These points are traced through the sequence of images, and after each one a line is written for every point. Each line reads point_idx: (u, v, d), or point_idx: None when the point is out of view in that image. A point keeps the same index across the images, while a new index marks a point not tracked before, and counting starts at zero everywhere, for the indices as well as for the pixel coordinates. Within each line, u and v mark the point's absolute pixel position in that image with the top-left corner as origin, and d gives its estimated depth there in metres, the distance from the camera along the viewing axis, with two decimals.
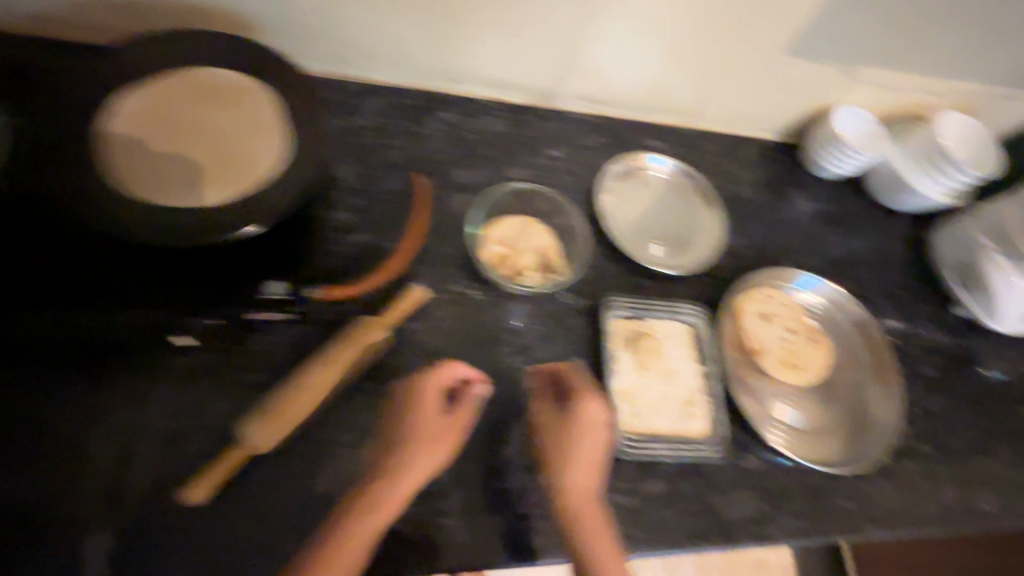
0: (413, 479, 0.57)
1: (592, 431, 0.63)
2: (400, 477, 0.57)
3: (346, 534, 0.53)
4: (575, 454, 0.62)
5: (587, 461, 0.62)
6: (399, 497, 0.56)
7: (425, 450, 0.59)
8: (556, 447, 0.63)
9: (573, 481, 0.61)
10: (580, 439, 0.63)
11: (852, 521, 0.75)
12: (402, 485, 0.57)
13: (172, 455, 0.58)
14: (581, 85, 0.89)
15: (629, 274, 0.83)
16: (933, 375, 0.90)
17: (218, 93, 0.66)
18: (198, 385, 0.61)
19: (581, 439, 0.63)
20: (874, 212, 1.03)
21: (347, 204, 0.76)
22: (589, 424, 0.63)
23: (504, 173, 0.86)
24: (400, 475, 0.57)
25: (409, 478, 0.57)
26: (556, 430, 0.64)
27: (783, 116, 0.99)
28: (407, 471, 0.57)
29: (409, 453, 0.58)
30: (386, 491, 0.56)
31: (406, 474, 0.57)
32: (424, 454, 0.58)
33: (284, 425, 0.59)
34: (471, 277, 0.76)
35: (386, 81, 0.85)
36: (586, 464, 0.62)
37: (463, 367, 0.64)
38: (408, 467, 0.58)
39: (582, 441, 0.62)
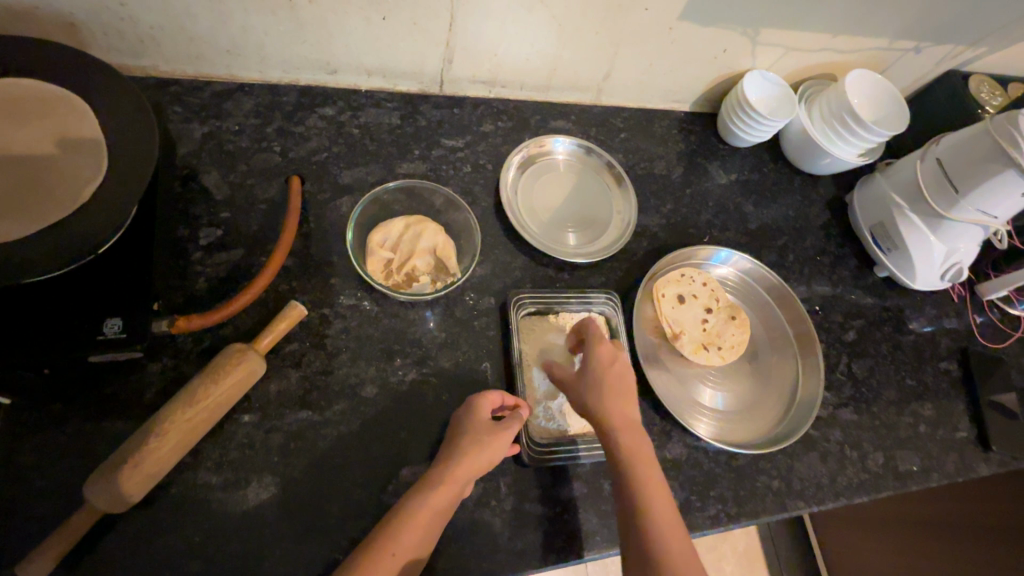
0: (473, 467, 0.58)
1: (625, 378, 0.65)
2: (464, 465, 0.58)
3: (410, 518, 0.53)
4: (629, 399, 0.64)
5: (628, 404, 0.64)
6: (463, 482, 0.58)
7: (489, 440, 0.59)
8: (608, 403, 0.63)
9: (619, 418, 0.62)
10: (623, 382, 0.65)
11: (780, 500, 0.74)
12: (468, 473, 0.58)
13: (13, 527, 0.51)
14: (473, 67, 0.82)
15: (539, 267, 0.79)
16: (856, 340, 0.89)
17: (20, 107, 0.52)
18: (43, 442, 0.55)
19: (621, 386, 0.64)
20: (792, 178, 1.01)
21: (215, 219, 0.69)
22: (624, 375, 0.65)
23: (395, 170, 0.79)
24: (475, 463, 0.58)
25: (475, 463, 0.58)
26: (597, 379, 0.64)
27: (693, 85, 0.95)
28: (473, 460, 0.58)
29: (477, 443, 0.59)
30: (447, 479, 0.57)
31: (479, 462, 0.58)
32: (493, 443, 0.60)
33: (143, 479, 0.51)
34: (361, 288, 0.70)
35: (254, 77, 0.77)
36: (632, 408, 0.64)
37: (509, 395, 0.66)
38: (482, 456, 0.59)
39: (621, 388, 0.64)
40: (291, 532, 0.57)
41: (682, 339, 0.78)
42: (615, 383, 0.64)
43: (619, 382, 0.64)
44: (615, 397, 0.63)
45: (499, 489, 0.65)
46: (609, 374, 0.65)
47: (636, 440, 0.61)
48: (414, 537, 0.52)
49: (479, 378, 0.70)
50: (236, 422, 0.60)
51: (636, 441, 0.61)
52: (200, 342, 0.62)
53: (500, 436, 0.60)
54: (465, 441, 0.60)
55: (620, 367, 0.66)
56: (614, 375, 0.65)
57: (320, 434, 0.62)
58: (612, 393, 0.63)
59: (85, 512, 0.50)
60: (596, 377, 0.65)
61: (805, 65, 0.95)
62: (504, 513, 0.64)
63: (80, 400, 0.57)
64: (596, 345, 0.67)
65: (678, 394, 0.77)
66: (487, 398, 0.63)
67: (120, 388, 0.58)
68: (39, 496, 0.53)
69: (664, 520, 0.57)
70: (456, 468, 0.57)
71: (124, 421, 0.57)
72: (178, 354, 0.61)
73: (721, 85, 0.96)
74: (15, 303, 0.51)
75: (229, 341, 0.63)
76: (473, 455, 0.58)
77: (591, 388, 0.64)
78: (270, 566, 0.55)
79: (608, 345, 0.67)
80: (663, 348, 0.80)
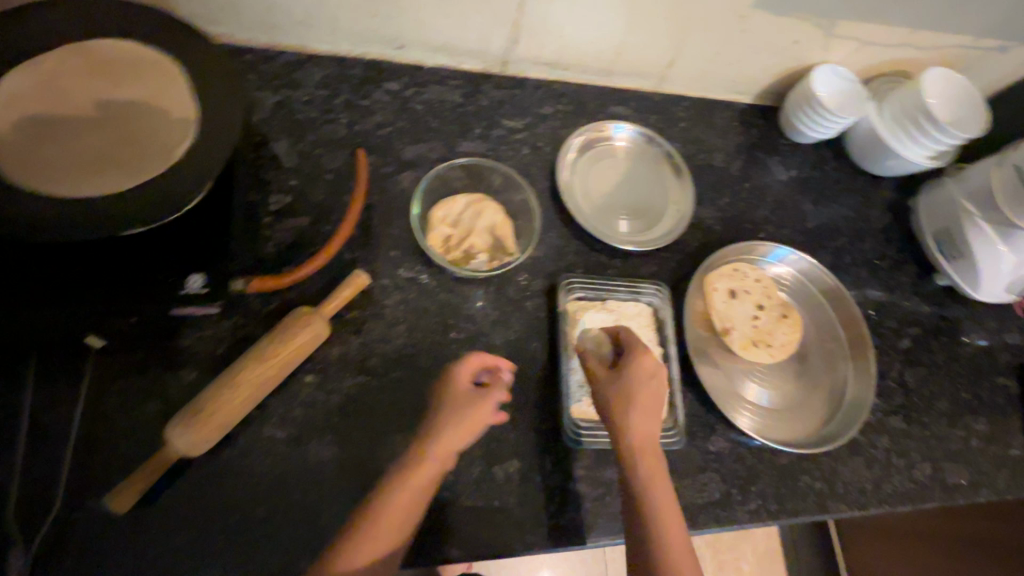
0: (455, 436, 0.56)
1: (656, 388, 0.62)
2: (447, 436, 0.56)
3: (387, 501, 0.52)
4: (650, 414, 0.61)
5: (650, 423, 0.60)
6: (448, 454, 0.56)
7: (466, 409, 0.57)
8: (630, 414, 0.60)
9: (636, 431, 0.59)
10: (651, 402, 0.61)
11: (821, 501, 0.73)
12: (452, 442, 0.56)
13: (101, 463, 0.55)
14: (538, 48, 0.82)
15: (592, 253, 0.79)
16: (910, 347, 0.87)
17: (114, 68, 0.55)
18: (126, 387, 0.58)
19: (649, 403, 0.61)
20: (855, 178, 0.98)
21: (285, 186, 0.71)
22: (653, 382, 0.62)
23: (456, 148, 0.80)
24: (456, 432, 0.56)
25: (461, 431, 0.57)
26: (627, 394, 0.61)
27: (759, 77, 0.92)
28: (455, 429, 0.56)
29: (456, 413, 0.57)
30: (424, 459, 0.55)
31: (460, 431, 0.57)
32: (472, 411, 0.58)
33: (214, 427, 0.55)
34: (419, 262, 0.72)
35: (324, 49, 0.78)
36: (653, 422, 0.60)
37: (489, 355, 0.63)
38: (459, 426, 0.57)
39: (650, 396, 0.61)
40: (349, 489, 0.60)
41: (731, 334, 0.77)
42: (643, 399, 0.61)
43: (648, 398, 0.61)
44: (638, 408, 0.60)
45: (546, 467, 0.66)
46: (639, 390, 0.61)
47: (648, 455, 0.59)
48: (388, 531, 0.51)
49: (529, 357, 0.71)
50: (299, 381, 0.63)
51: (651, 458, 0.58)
52: (267, 304, 0.65)
53: (479, 404, 0.58)
54: (447, 414, 0.57)
55: (651, 385, 0.62)
56: (646, 390, 0.61)
57: (377, 398, 0.64)
58: (638, 408, 0.60)
59: (162, 456, 0.53)
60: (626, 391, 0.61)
61: (879, 60, 0.91)
62: (550, 490, 0.65)
63: (159, 349, 0.60)
64: (638, 357, 0.63)
65: (723, 388, 0.77)
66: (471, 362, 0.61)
67: (195, 342, 0.61)
68: (121, 435, 0.57)
69: (668, 539, 0.54)
70: (438, 442, 0.55)
71: (197, 371, 0.60)
72: (247, 314, 0.64)
73: (788, 78, 0.93)
74: (107, 257, 0.54)
75: (295, 304, 0.65)
76: (455, 424, 0.57)
77: (618, 393, 0.61)
78: (326, 519, 0.58)
79: (650, 359, 0.63)
80: (711, 341, 0.79)
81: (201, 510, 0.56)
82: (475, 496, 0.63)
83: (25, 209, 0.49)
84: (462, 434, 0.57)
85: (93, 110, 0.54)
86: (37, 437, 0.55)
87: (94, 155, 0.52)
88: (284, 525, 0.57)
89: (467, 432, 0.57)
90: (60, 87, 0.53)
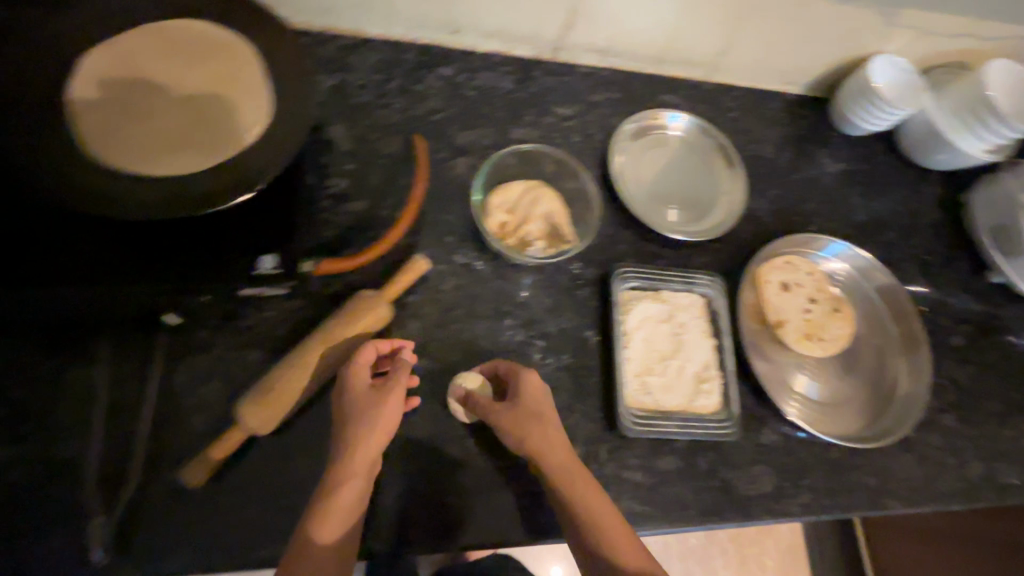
0: (374, 434, 0.54)
1: (545, 404, 0.61)
2: (366, 436, 0.53)
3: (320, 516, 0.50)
4: (553, 425, 0.59)
5: (561, 436, 0.59)
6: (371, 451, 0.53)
7: (375, 407, 0.54)
8: (542, 431, 0.58)
9: (552, 446, 0.57)
10: (551, 411, 0.61)
11: (873, 496, 0.73)
12: (371, 439, 0.53)
13: (175, 439, 0.56)
14: (592, 34, 0.81)
15: (644, 242, 0.78)
16: (962, 345, 0.86)
17: (190, 48, 0.56)
18: (196, 365, 0.59)
19: (551, 417, 0.60)
20: (906, 172, 0.96)
21: (342, 170, 0.71)
22: (547, 401, 0.61)
23: (508, 134, 0.79)
24: (370, 429, 0.53)
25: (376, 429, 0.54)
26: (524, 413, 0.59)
27: (812, 67, 0.90)
28: (368, 427, 0.54)
29: (360, 410, 0.54)
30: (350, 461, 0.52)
31: (376, 428, 0.54)
32: (380, 413, 0.54)
33: (284, 405, 0.56)
34: (474, 248, 0.72)
35: (378, 33, 0.78)
36: (559, 434, 0.59)
37: (382, 343, 0.60)
38: (366, 423, 0.54)
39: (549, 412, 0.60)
40: (410, 471, 0.61)
41: (785, 327, 0.77)
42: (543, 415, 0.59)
43: (545, 411, 0.60)
44: (542, 426, 0.58)
45: (600, 455, 0.66)
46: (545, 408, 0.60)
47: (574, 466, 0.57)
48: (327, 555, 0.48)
49: (583, 346, 0.71)
50: None
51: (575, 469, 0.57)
52: (329, 287, 0.65)
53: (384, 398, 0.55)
54: (352, 417, 0.54)
55: (543, 396, 0.61)
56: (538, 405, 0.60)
57: (435, 383, 0.65)
58: (547, 422, 0.59)
59: (236, 432, 0.55)
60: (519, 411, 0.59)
61: (938, 50, 0.89)
62: (605, 477, 0.66)
63: (225, 329, 0.61)
64: (526, 375, 0.62)
65: (776, 380, 0.76)
66: (362, 358, 0.57)
67: (259, 322, 0.62)
68: (192, 412, 0.58)
69: (613, 546, 0.53)
70: (359, 442, 0.53)
71: (262, 352, 0.61)
72: (309, 295, 0.64)
73: (842, 68, 0.91)
74: (182, 234, 0.54)
75: (355, 287, 0.66)
76: (364, 420, 0.54)
77: (524, 411, 0.59)
78: (389, 500, 0.59)
79: (532, 374, 0.62)
80: (763, 333, 0.78)
81: (270, 488, 0.57)
82: (532, 479, 0.63)
83: (111, 187, 0.50)
84: (374, 440, 0.54)
85: (170, 89, 0.54)
86: (112, 413, 0.56)
87: (173, 135, 0.53)
88: None
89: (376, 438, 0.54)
90: (138, 66, 0.54)
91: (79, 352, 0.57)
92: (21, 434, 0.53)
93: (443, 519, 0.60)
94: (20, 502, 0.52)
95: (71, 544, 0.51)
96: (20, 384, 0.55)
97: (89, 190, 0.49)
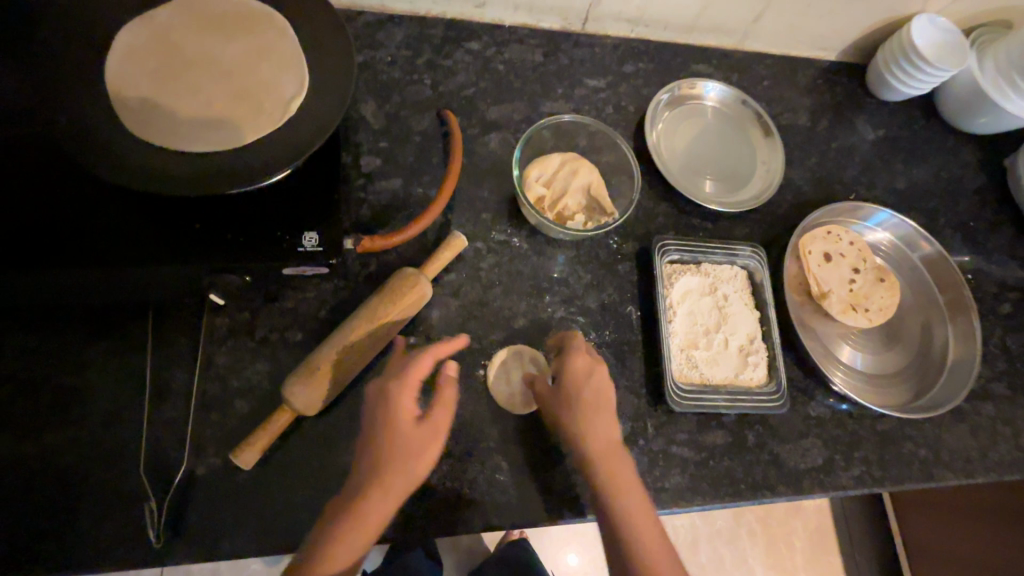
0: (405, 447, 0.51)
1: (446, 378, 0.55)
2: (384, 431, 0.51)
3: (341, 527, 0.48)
4: (451, 380, 0.55)
5: (610, 426, 0.57)
6: (415, 452, 0.51)
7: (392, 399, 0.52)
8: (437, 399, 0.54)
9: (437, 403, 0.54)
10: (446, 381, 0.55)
11: (924, 467, 0.71)
12: (397, 446, 0.50)
13: (223, 423, 0.56)
14: (623, 3, 0.78)
15: (682, 215, 0.76)
16: (1011, 313, 0.83)
17: (226, 25, 0.56)
18: (240, 346, 0.59)
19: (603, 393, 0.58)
20: (947, 137, 0.93)
21: (374, 148, 0.70)
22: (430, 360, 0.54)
23: (540, 108, 0.77)
24: (393, 451, 0.50)
25: (410, 434, 0.51)
26: (414, 379, 0.53)
27: (849, 32, 0.88)
28: (400, 447, 0.50)
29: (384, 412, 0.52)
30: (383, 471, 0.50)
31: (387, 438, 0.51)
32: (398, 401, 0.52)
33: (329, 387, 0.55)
34: (510, 225, 0.70)
35: (404, 9, 0.76)
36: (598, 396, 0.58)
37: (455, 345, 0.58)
38: (394, 426, 0.51)
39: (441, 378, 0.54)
40: (455, 452, 0.60)
41: (829, 298, 0.75)
42: (596, 391, 0.58)
43: (597, 387, 0.58)
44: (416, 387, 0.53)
45: (647, 430, 0.65)
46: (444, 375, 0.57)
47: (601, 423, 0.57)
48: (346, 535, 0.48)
49: (625, 321, 0.69)
50: (403, 343, 0.63)
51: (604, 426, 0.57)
52: (367, 267, 0.64)
53: (402, 398, 0.52)
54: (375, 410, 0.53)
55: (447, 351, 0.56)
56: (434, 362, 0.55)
57: (479, 361, 0.64)
58: (596, 398, 0.58)
59: (282, 414, 0.54)
60: (404, 381, 0.53)
61: (981, 9, 0.85)
62: (653, 453, 0.64)
63: (265, 310, 0.60)
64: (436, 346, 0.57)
65: (821, 352, 0.74)
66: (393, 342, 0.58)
67: (299, 303, 0.61)
68: (237, 395, 0.57)
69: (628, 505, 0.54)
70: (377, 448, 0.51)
71: (305, 332, 0.60)
72: (348, 276, 0.63)
73: (881, 31, 0.88)
74: (223, 212, 0.53)
75: (394, 265, 0.65)
76: (402, 424, 0.51)
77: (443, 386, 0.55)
78: (436, 478, 0.59)
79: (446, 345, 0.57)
80: (806, 306, 0.76)
81: (320, 468, 0.56)
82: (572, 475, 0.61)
83: (158, 167, 0.49)
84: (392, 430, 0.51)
85: (208, 65, 0.55)
86: (158, 397, 0.55)
87: (213, 111, 0.52)
88: None
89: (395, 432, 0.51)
90: (175, 41, 0.54)
91: (123, 337, 0.56)
92: (75, 421, 0.53)
93: (493, 499, 0.59)
94: (73, 487, 0.51)
95: (126, 527, 0.51)
96: (64, 371, 0.54)
97: (131, 168, 0.48)
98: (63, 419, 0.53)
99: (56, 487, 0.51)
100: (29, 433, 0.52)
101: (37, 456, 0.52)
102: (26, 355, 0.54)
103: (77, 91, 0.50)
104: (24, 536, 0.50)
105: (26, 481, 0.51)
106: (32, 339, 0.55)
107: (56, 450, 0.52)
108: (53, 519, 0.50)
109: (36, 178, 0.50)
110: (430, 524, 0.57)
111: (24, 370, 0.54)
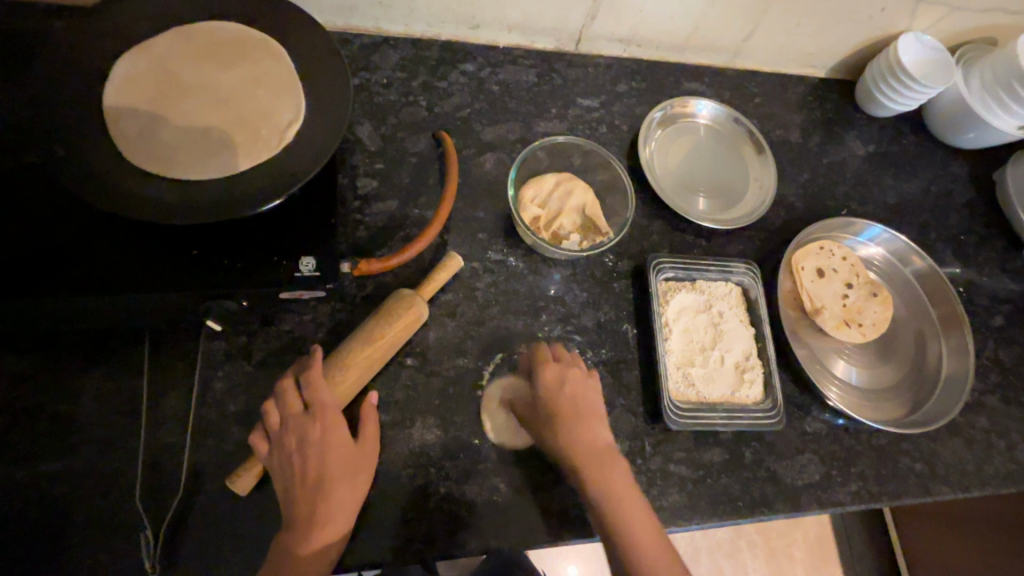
0: (348, 466, 0.52)
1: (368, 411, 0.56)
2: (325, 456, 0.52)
3: (301, 557, 0.48)
4: (371, 412, 0.56)
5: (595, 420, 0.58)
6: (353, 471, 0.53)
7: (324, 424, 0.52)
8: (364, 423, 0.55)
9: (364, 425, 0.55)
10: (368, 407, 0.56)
11: (921, 481, 0.72)
12: (342, 468, 0.52)
13: (220, 448, 0.56)
14: (616, 24, 0.80)
15: (676, 232, 0.77)
16: (1003, 325, 0.84)
17: (222, 51, 0.57)
18: (237, 370, 0.59)
19: (577, 391, 0.59)
20: (936, 151, 0.94)
21: (370, 170, 0.70)
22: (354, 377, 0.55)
23: (534, 129, 0.78)
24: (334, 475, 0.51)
25: (348, 459, 0.53)
26: (336, 409, 0.54)
27: (837, 50, 0.89)
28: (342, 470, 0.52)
29: (312, 442, 0.52)
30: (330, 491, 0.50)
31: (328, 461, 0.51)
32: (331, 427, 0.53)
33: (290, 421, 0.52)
34: (506, 245, 0.71)
35: (399, 31, 0.77)
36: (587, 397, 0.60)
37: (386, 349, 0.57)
38: (326, 455, 0.52)
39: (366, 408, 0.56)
40: (453, 473, 0.60)
41: (822, 314, 0.75)
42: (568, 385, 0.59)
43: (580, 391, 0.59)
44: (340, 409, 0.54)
45: (645, 448, 0.65)
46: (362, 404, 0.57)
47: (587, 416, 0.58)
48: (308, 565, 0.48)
49: (621, 339, 0.70)
50: (400, 364, 0.63)
51: (588, 418, 0.58)
52: (364, 288, 0.64)
53: (330, 427, 0.53)
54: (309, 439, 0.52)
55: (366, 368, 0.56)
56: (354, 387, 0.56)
57: (476, 381, 0.64)
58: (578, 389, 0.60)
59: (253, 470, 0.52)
60: (329, 408, 0.53)
61: (966, 27, 0.87)
62: (651, 470, 0.64)
63: (263, 334, 0.60)
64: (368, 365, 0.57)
65: (816, 366, 0.74)
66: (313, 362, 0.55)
67: (297, 326, 0.61)
68: (234, 420, 0.57)
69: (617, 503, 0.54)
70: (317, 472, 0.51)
71: (302, 355, 0.60)
72: (344, 298, 0.63)
73: (868, 49, 0.90)
74: (221, 238, 0.53)
75: (391, 287, 0.65)
76: (335, 449, 0.52)
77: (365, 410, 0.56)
78: (433, 501, 0.58)
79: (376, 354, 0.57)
80: (800, 321, 0.77)
81: None
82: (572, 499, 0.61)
83: (156, 195, 0.49)
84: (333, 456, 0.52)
85: (207, 94, 0.56)
86: (154, 423, 0.55)
87: (210, 139, 0.53)
88: (399, 505, 0.57)
89: (337, 455, 0.52)
90: (172, 70, 0.55)
91: (119, 363, 0.56)
92: (71, 448, 0.53)
93: (490, 523, 0.59)
94: (68, 516, 0.51)
95: (121, 556, 0.51)
96: (62, 397, 0.54)
97: (129, 197, 0.48)
98: (58, 445, 0.53)
99: (49, 516, 0.51)
100: (25, 461, 0.52)
101: (31, 486, 0.51)
102: (21, 382, 0.54)
103: (76, 120, 0.50)
104: (17, 567, 0.49)
105: (20, 510, 0.50)
106: (28, 366, 0.55)
107: (51, 478, 0.52)
108: (47, 549, 0.50)
109: (35, 207, 0.50)
110: (429, 547, 0.56)
111: (18, 397, 0.54)
